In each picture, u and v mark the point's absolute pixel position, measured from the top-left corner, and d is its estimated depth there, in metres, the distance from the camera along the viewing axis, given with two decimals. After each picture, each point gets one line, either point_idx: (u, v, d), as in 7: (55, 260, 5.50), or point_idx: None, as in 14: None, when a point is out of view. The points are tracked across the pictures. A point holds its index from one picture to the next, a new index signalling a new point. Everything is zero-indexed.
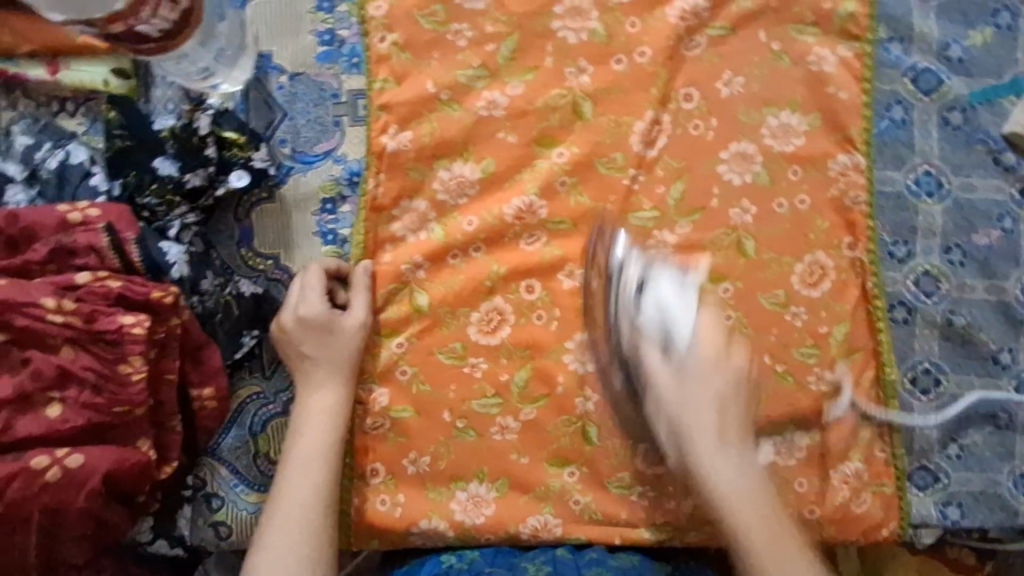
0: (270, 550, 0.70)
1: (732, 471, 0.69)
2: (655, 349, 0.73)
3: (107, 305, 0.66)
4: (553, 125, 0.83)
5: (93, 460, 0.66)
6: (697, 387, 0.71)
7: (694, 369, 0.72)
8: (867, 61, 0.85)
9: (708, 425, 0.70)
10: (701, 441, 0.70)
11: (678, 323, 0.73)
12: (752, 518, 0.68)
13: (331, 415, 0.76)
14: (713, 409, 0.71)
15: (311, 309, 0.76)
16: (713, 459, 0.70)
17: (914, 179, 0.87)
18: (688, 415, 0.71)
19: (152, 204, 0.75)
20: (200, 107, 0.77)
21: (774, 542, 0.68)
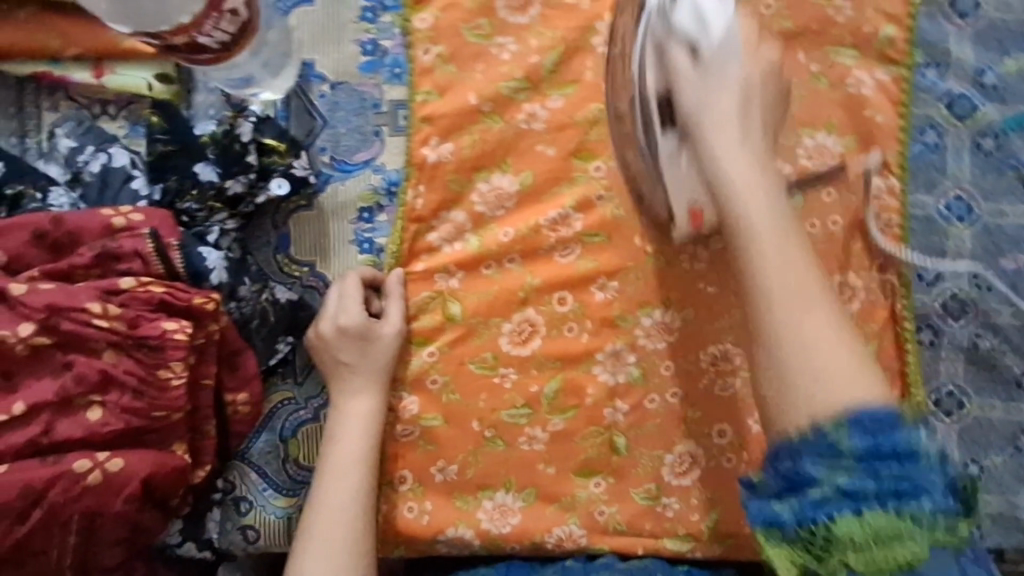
0: (312, 557, 0.72)
1: (743, 160, 0.66)
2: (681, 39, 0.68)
3: (150, 311, 0.66)
4: (592, 138, 0.83)
5: (133, 465, 0.66)
6: (726, 119, 0.67)
7: (714, 48, 0.67)
8: (905, 85, 0.85)
9: (721, 97, 0.67)
10: (714, 123, 0.66)
11: (713, 53, 0.67)
12: (765, 230, 0.64)
13: (367, 423, 0.77)
14: (731, 96, 0.67)
15: (350, 320, 0.77)
16: (723, 151, 0.66)
17: (945, 203, 0.87)
18: (705, 102, 0.67)
19: (192, 209, 0.75)
20: (243, 114, 0.77)
21: (798, 286, 0.63)
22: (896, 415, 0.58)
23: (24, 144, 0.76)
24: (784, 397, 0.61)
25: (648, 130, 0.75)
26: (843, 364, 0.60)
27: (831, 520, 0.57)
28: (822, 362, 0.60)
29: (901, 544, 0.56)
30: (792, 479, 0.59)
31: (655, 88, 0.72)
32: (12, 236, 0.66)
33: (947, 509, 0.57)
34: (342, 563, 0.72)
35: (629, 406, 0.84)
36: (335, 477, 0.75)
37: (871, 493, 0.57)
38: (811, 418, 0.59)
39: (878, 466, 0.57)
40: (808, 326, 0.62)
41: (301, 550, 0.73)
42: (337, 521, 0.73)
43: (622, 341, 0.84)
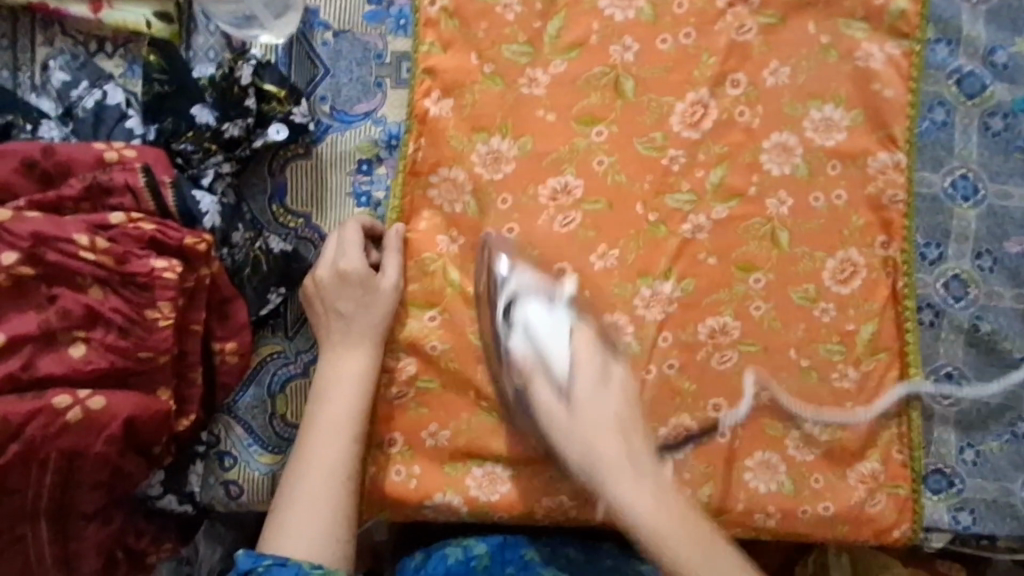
0: (292, 518, 0.69)
1: (649, 495, 0.65)
2: (547, 384, 0.71)
3: (139, 248, 0.65)
4: (594, 103, 0.82)
5: (115, 406, 0.64)
6: (594, 412, 0.68)
7: (585, 398, 0.69)
8: (915, 60, 0.84)
9: (609, 445, 0.67)
10: (615, 481, 0.66)
11: (578, 388, 0.70)
12: (682, 537, 0.64)
13: (357, 378, 0.74)
14: (615, 440, 0.67)
15: (348, 268, 0.75)
16: (631, 498, 0.65)
17: (951, 182, 0.86)
18: (593, 449, 0.67)
19: (187, 150, 0.73)
20: (243, 57, 0.75)
21: (710, 555, 0.64)
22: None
23: (16, 77, 0.73)
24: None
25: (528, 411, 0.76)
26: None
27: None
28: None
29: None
30: None
31: (528, 391, 0.72)
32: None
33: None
34: (321, 525, 0.69)
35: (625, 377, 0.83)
36: (323, 434, 0.72)
37: None
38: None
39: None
40: None
41: (281, 510, 0.70)
42: (321, 481, 0.70)
43: (621, 311, 0.83)
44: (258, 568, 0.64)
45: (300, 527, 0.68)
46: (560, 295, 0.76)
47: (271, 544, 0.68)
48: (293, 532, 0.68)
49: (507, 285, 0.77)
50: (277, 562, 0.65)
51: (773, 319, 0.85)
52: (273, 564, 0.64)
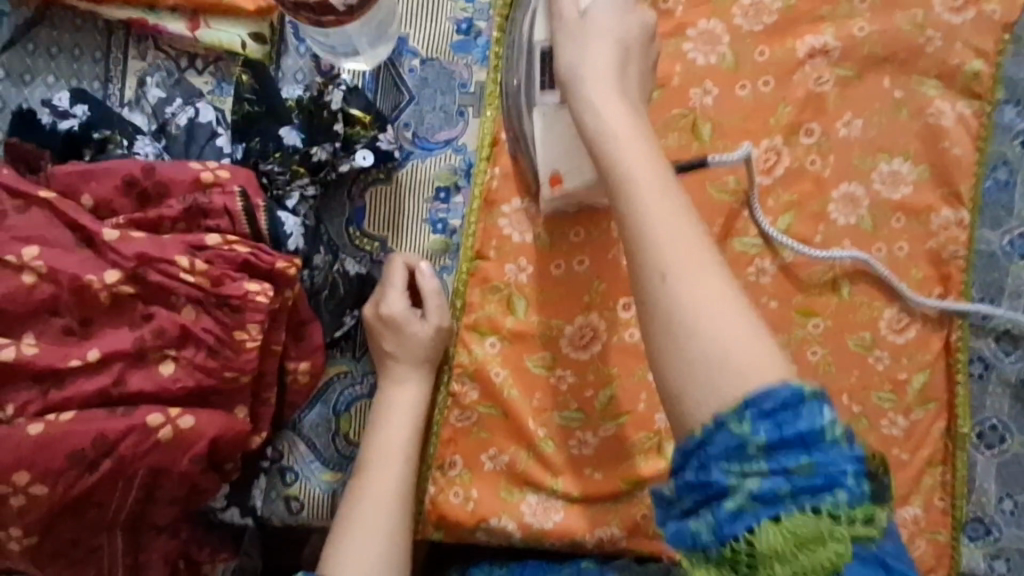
0: (344, 545, 0.69)
1: (623, 111, 0.61)
2: (564, 3, 0.69)
3: (233, 270, 0.65)
4: (670, 144, 0.84)
5: (202, 426, 0.64)
6: (592, 47, 0.64)
7: (599, 20, 0.65)
8: (985, 120, 0.85)
9: (603, 77, 0.63)
10: (594, 82, 0.62)
11: (596, 8, 0.66)
12: (640, 174, 0.57)
13: (411, 412, 0.76)
14: (607, 71, 0.63)
15: (392, 309, 0.76)
16: (604, 108, 0.61)
17: (1009, 241, 0.88)
18: (580, 61, 0.64)
19: (274, 172, 0.74)
20: (333, 82, 0.77)
21: (670, 219, 0.56)
22: (800, 393, 0.50)
23: (106, 90, 0.76)
24: (671, 355, 0.53)
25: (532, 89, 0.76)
26: (731, 325, 0.52)
27: (752, 532, 0.49)
28: (703, 287, 0.53)
29: (826, 550, 0.48)
30: (702, 489, 0.51)
31: (552, 16, 0.70)
32: (102, 180, 0.65)
33: (861, 499, 0.49)
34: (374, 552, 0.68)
35: None
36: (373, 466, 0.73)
37: (785, 493, 0.49)
38: (718, 408, 0.51)
39: (787, 461, 0.49)
40: (711, 287, 0.53)
41: (335, 537, 0.70)
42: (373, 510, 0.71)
43: None
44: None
45: (358, 554, 0.68)
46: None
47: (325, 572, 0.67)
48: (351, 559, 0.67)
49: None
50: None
51: (830, 364, 0.86)
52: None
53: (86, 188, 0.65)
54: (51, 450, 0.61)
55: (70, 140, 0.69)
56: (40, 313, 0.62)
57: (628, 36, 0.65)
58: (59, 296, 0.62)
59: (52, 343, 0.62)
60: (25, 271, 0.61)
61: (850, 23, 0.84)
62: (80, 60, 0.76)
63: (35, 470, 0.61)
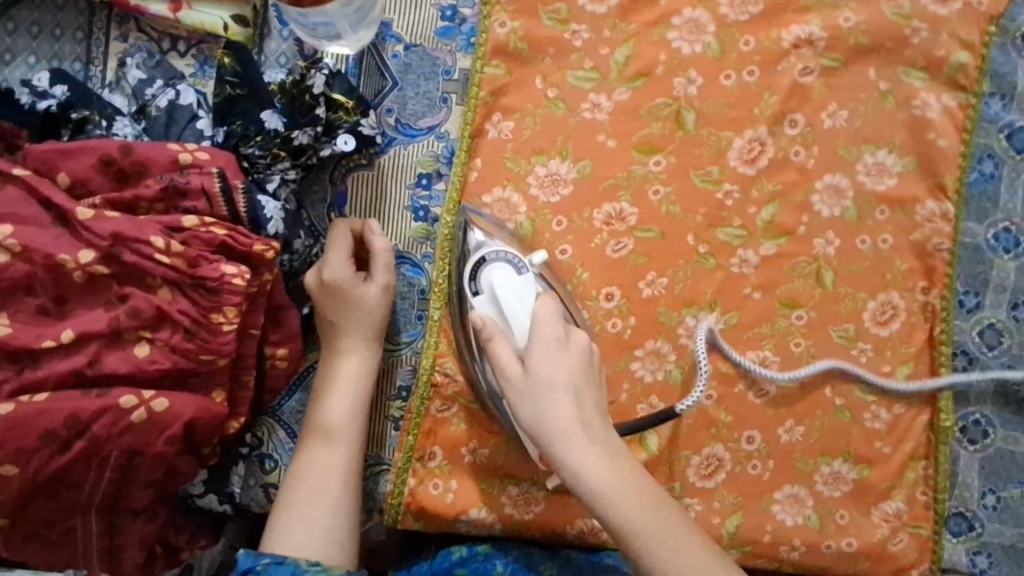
0: (289, 517, 0.68)
1: (597, 457, 0.62)
2: (504, 342, 0.67)
3: (210, 252, 0.65)
4: (654, 132, 0.83)
5: (177, 408, 0.64)
6: (550, 400, 0.63)
7: (545, 368, 0.64)
8: (970, 112, 0.85)
9: (567, 412, 0.62)
10: (566, 437, 0.62)
11: (535, 353, 0.65)
12: (627, 494, 0.61)
13: (356, 378, 0.74)
14: (569, 406, 0.63)
15: (335, 274, 0.74)
16: (587, 465, 0.61)
17: (993, 234, 0.88)
18: (545, 419, 0.62)
19: (255, 155, 0.73)
20: (316, 66, 0.76)
21: (651, 512, 0.61)
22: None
23: (88, 71, 0.75)
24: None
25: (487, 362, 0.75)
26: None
27: None
28: (699, 574, 0.60)
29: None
30: None
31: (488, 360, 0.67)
32: (79, 159, 0.65)
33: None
34: (320, 525, 0.68)
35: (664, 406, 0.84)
36: (320, 437, 0.72)
37: None
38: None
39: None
40: (690, 553, 0.60)
41: (280, 508, 0.69)
42: (317, 481, 0.70)
43: (665, 340, 0.84)
44: (257, 567, 0.63)
45: (295, 534, 0.67)
46: (528, 280, 0.70)
47: (268, 544, 0.67)
48: (291, 537, 0.67)
49: (476, 248, 0.75)
50: (275, 560, 0.64)
51: (813, 356, 0.86)
52: (272, 562, 0.63)
53: (63, 166, 0.65)
54: (24, 429, 0.61)
55: (48, 118, 0.69)
56: (15, 290, 0.62)
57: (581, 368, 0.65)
58: (34, 274, 0.62)
59: (27, 322, 0.62)
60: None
61: (836, 13, 0.84)
62: (61, 40, 0.75)
63: (7, 449, 0.60)
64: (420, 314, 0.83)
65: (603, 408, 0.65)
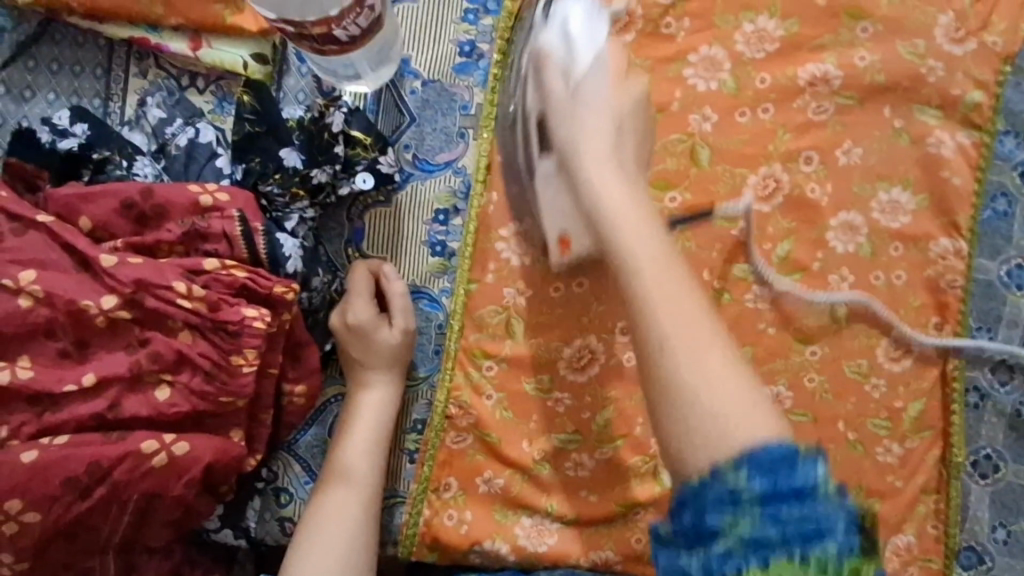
0: (310, 550, 0.68)
1: (619, 182, 0.58)
2: (556, 63, 0.65)
3: (231, 295, 0.65)
4: (669, 168, 0.84)
5: (198, 450, 0.64)
6: (588, 116, 0.61)
7: (592, 91, 0.62)
8: (984, 151, 0.86)
9: (596, 127, 0.60)
10: (594, 156, 0.59)
11: (588, 80, 0.63)
12: (636, 234, 0.56)
13: (380, 416, 0.74)
14: (603, 133, 0.60)
15: (357, 316, 0.74)
16: (602, 179, 0.58)
17: (1006, 271, 0.89)
18: (576, 130, 0.61)
19: (273, 193, 0.74)
20: (334, 103, 0.76)
21: (673, 294, 0.53)
22: (794, 451, 0.49)
23: (106, 107, 0.75)
24: (663, 440, 0.52)
25: (531, 148, 0.73)
26: (714, 382, 0.51)
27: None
28: (715, 379, 0.51)
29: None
30: (695, 536, 0.49)
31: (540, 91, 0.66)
32: (100, 203, 0.65)
33: (854, 554, 0.47)
34: (341, 558, 0.68)
35: None
36: (341, 475, 0.72)
37: (776, 541, 0.47)
38: (713, 464, 0.49)
39: (781, 508, 0.47)
40: (708, 351, 0.52)
41: (298, 544, 0.68)
42: (341, 518, 0.70)
43: None
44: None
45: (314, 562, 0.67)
46: (602, 22, 0.67)
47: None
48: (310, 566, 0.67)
49: None
50: None
51: (827, 392, 0.86)
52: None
53: (84, 211, 0.65)
54: (45, 475, 0.61)
55: (69, 158, 0.69)
56: (36, 335, 0.62)
57: (626, 109, 0.62)
58: (55, 319, 0.62)
59: (48, 366, 0.62)
60: (22, 295, 0.61)
61: (852, 51, 0.84)
62: (81, 77, 0.75)
63: (28, 495, 0.60)
64: (437, 349, 0.83)
65: (643, 180, 0.61)
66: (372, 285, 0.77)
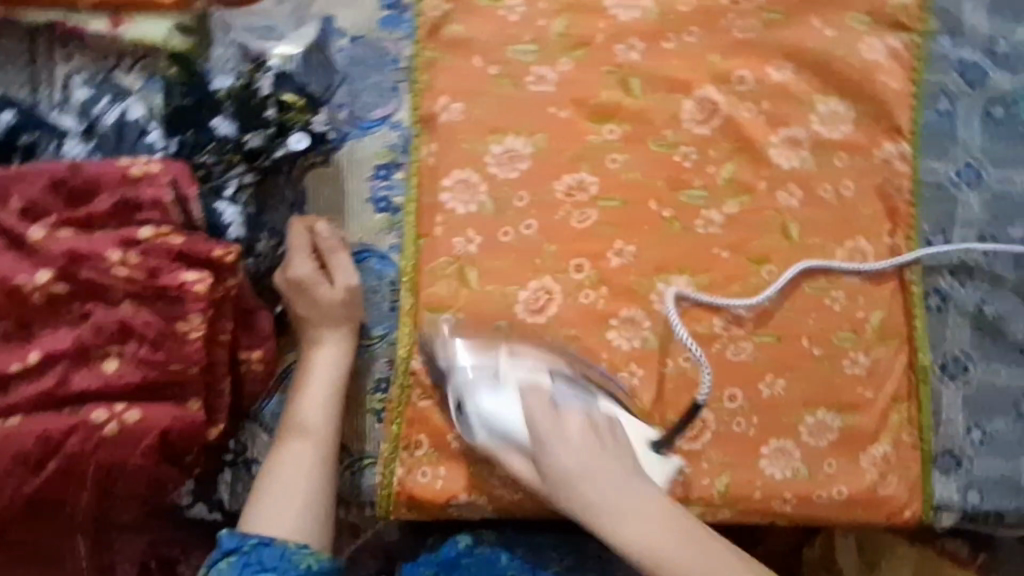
0: (271, 499, 0.70)
1: (637, 522, 0.68)
2: (517, 454, 0.75)
3: (169, 261, 0.65)
4: (605, 101, 0.83)
5: (151, 419, 0.65)
6: (592, 482, 0.69)
7: (568, 463, 0.70)
8: (915, 52, 0.87)
9: (608, 477, 0.70)
10: (609, 516, 0.68)
11: (548, 465, 0.71)
12: (665, 551, 0.67)
13: (331, 370, 0.75)
14: (596, 470, 0.70)
15: (300, 273, 0.76)
16: (615, 518, 0.68)
17: (956, 171, 0.88)
18: (584, 492, 0.69)
19: (208, 163, 0.73)
20: (261, 68, 0.76)
21: (704, 553, 0.67)
22: None
23: (35, 95, 0.75)
24: None
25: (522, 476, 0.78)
26: (713, 556, 0.67)
27: None
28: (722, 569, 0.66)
29: None
30: None
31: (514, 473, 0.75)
32: (27, 183, 0.65)
33: None
34: (300, 507, 0.70)
35: (642, 370, 0.83)
36: (297, 430, 0.73)
37: None
38: None
39: None
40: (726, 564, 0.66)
41: (257, 494, 0.70)
42: (295, 469, 0.71)
43: (638, 307, 0.84)
44: (242, 548, 0.66)
45: (272, 516, 0.69)
46: (521, 363, 0.77)
47: (250, 526, 0.68)
48: (267, 518, 0.69)
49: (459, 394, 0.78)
50: (261, 541, 0.67)
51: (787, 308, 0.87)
52: (258, 543, 0.67)
53: (14, 190, 0.64)
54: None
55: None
56: None
57: (596, 449, 0.71)
58: None
59: None
60: None
61: None
62: (5, 68, 0.76)
63: None
64: (392, 306, 0.83)
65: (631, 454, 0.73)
66: (312, 243, 0.77)
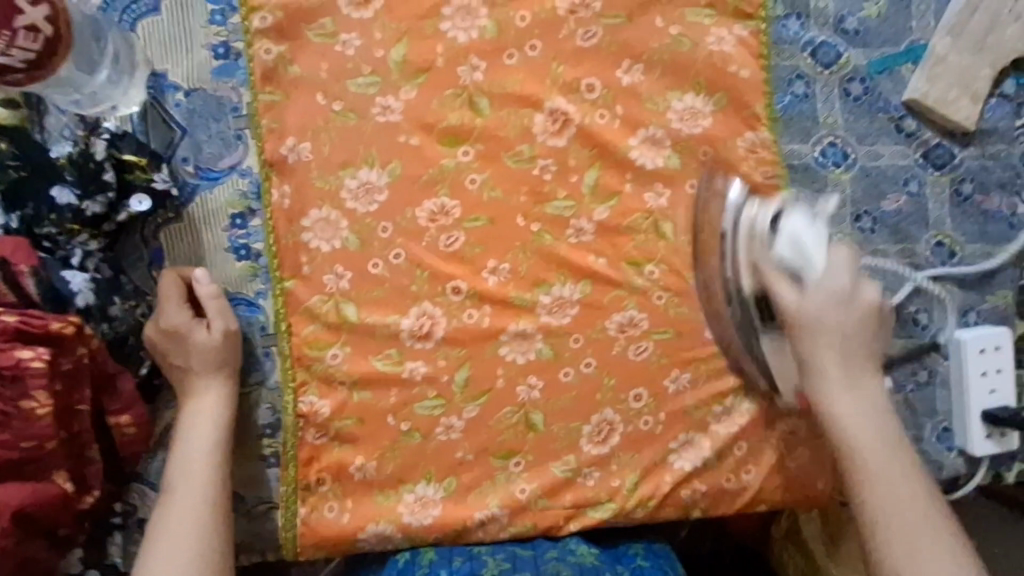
0: (160, 542, 0.69)
1: (848, 403, 0.71)
2: (787, 280, 0.71)
3: (5, 341, 0.67)
4: (453, 123, 0.83)
5: (4, 497, 0.66)
6: (830, 354, 0.71)
7: (828, 315, 0.70)
8: (763, 38, 0.86)
9: (859, 358, 0.71)
10: (836, 382, 0.71)
11: (828, 311, 0.70)
12: (874, 452, 0.70)
13: (209, 415, 0.76)
14: (834, 350, 0.71)
15: (172, 321, 0.76)
16: (852, 408, 0.71)
17: (820, 151, 0.87)
18: (825, 369, 0.71)
19: (52, 233, 0.74)
20: (96, 132, 0.76)
21: (891, 455, 0.71)
22: None
23: None
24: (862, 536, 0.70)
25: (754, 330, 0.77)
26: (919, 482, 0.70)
27: None
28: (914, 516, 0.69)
29: None
30: None
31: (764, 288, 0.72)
32: None
33: None
34: (190, 550, 0.69)
35: (542, 382, 0.84)
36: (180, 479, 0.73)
37: None
38: None
39: None
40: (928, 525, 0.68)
41: (148, 541, 0.70)
42: (182, 513, 0.71)
43: (526, 319, 0.83)
44: None
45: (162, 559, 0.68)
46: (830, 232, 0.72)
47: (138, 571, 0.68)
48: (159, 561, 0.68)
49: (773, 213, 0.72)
50: None
51: (676, 305, 0.85)
52: None
53: None
54: None
55: None
56: None
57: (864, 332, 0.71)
58: None
59: None
60: None
61: None
62: None
63: None
64: (267, 350, 0.83)
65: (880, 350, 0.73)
66: (183, 289, 0.78)
